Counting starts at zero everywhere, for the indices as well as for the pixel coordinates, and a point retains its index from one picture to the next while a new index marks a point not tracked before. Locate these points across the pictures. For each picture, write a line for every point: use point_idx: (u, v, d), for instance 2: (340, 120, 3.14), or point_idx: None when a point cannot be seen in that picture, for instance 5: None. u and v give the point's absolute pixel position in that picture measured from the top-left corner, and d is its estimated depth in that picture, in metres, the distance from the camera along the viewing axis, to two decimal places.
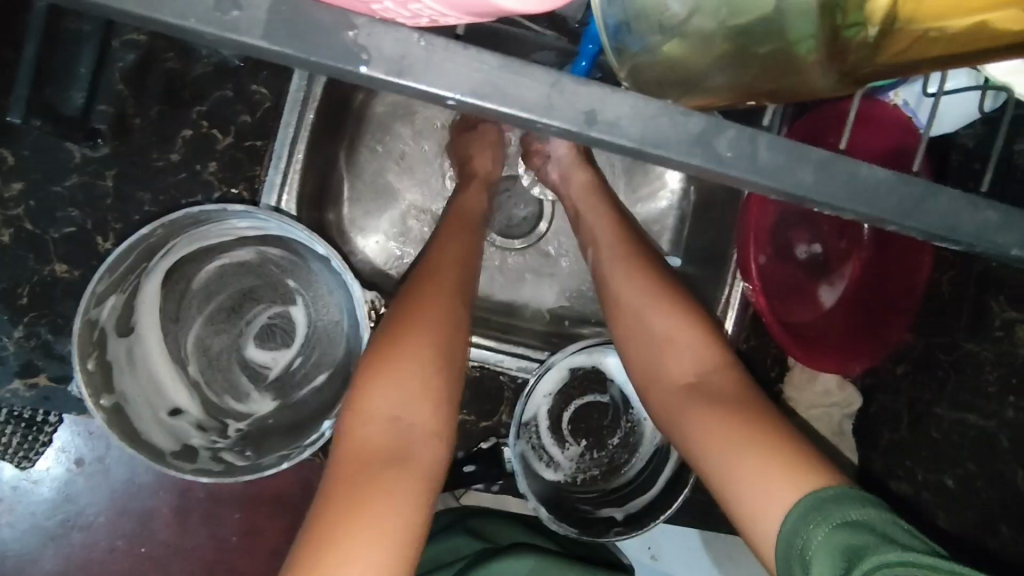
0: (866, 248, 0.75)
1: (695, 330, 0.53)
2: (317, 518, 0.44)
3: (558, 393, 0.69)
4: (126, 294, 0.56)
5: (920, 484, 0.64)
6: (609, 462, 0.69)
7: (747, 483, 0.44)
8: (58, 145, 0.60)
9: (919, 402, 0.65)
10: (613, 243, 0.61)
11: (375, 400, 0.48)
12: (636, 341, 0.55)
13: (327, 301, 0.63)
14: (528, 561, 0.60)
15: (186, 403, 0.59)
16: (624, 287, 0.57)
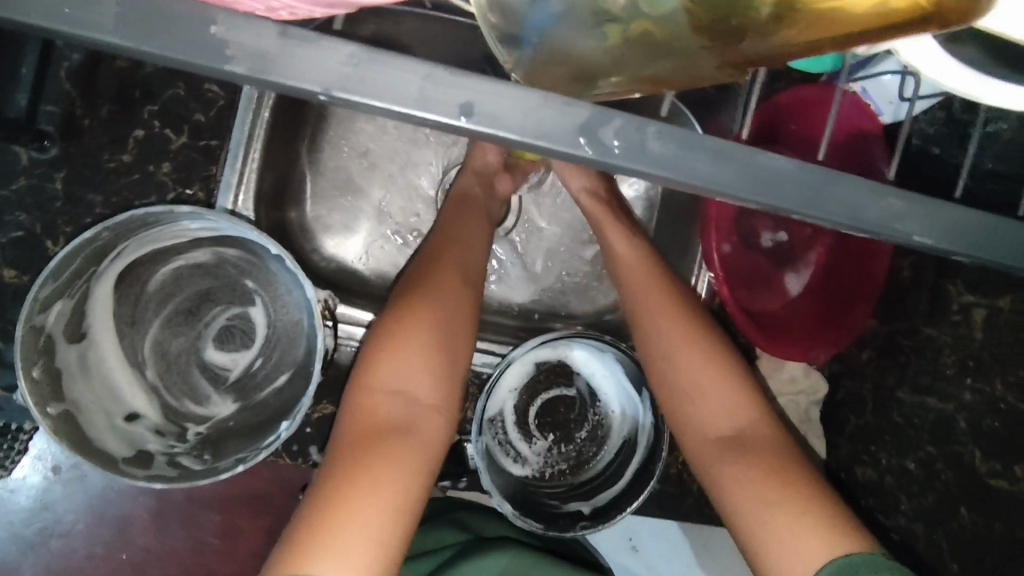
0: (829, 235, 0.75)
1: (721, 361, 0.54)
2: (320, 486, 0.45)
3: (523, 387, 0.69)
4: (74, 299, 0.55)
5: (884, 468, 0.65)
6: (578, 456, 0.69)
7: (779, 541, 0.46)
8: (5, 148, 0.58)
9: (883, 387, 0.66)
10: (643, 277, 0.59)
11: (381, 373, 0.49)
12: (670, 388, 0.56)
13: (287, 301, 0.63)
14: (501, 560, 0.59)
15: (142, 408, 0.59)
16: (658, 328, 0.57)
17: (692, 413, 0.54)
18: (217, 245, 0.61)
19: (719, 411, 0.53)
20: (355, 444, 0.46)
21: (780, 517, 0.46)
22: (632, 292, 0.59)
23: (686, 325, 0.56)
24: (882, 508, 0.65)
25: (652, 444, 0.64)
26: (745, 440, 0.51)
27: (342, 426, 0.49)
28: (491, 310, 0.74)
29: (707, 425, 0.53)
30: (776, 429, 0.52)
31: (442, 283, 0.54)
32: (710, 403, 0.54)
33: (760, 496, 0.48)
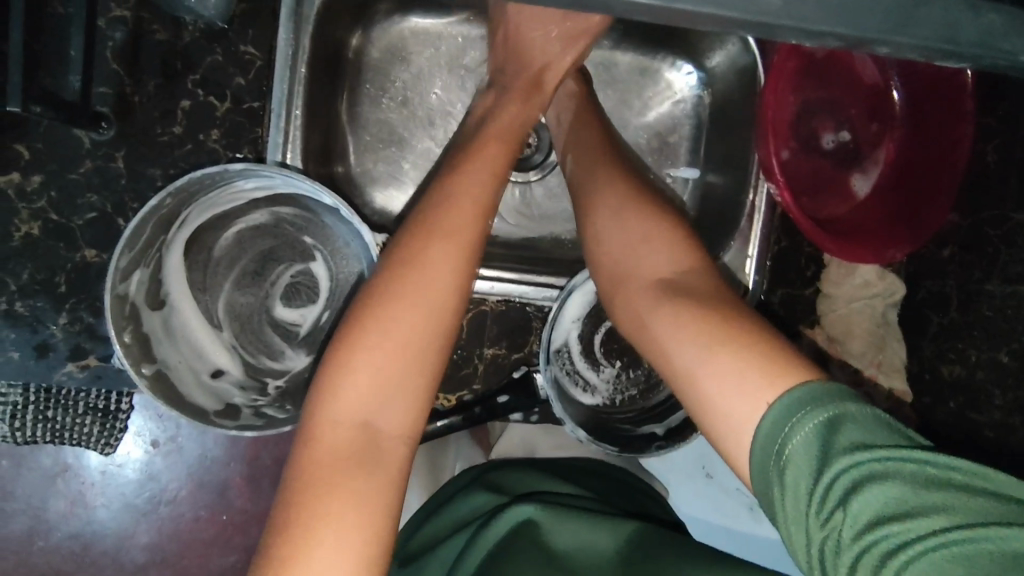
0: (900, 129, 0.71)
1: (667, 226, 0.50)
2: (270, 537, 0.39)
3: (586, 316, 0.68)
4: (151, 269, 0.58)
5: (973, 367, 0.62)
6: (647, 380, 0.69)
7: (720, 380, 0.40)
8: (68, 133, 0.61)
9: (969, 283, 0.63)
10: (592, 155, 0.59)
11: (338, 399, 0.42)
12: (603, 246, 0.52)
13: (344, 253, 0.64)
14: (527, 509, 0.52)
15: (227, 365, 0.62)
16: (606, 221, 0.52)
17: (625, 274, 0.50)
18: (273, 205, 0.63)
19: (656, 255, 0.49)
20: (310, 478, 0.40)
21: (726, 371, 0.40)
22: (582, 169, 0.58)
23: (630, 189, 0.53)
24: (972, 406, 0.62)
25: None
26: (685, 294, 0.46)
27: (294, 459, 0.42)
28: (545, 247, 0.73)
29: (645, 271, 0.49)
30: (715, 278, 0.47)
31: (426, 276, 0.44)
32: (648, 250, 0.49)
33: (695, 329, 0.43)
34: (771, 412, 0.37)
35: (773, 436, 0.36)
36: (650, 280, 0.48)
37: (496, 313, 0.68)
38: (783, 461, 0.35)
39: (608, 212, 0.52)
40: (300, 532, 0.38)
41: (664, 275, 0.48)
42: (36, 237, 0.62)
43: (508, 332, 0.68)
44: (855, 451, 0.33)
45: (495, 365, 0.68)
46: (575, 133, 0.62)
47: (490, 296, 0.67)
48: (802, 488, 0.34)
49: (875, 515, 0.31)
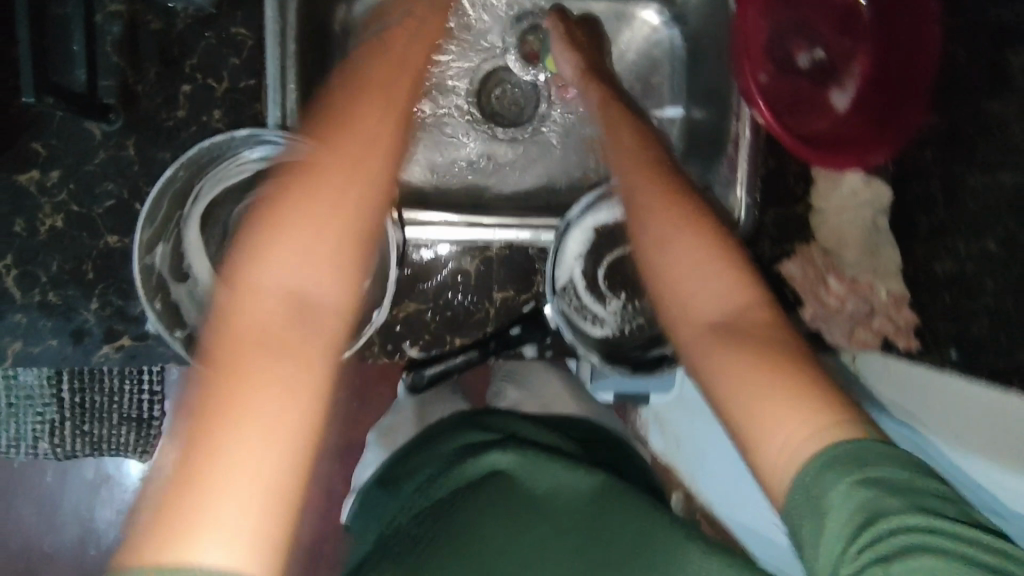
0: (870, 40, 0.73)
1: (714, 247, 0.47)
2: (192, 413, 0.37)
3: (587, 253, 0.72)
4: (172, 242, 0.61)
5: (964, 257, 0.64)
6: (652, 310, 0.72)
7: (778, 424, 0.39)
8: (80, 127, 0.65)
9: (953, 178, 0.65)
10: (636, 162, 0.54)
11: (265, 272, 0.41)
12: (654, 274, 0.49)
13: None
14: (505, 457, 0.55)
15: None
16: (659, 249, 0.48)
17: (675, 305, 0.47)
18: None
19: (710, 292, 0.46)
20: (234, 348, 0.38)
21: (767, 403, 0.40)
22: (627, 183, 0.53)
23: (685, 208, 0.49)
24: (966, 295, 0.64)
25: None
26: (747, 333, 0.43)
27: (215, 337, 0.40)
28: None
29: (696, 306, 0.46)
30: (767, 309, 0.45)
31: (349, 150, 0.45)
32: (703, 280, 0.46)
33: (750, 370, 0.41)
34: (817, 461, 0.36)
35: (815, 474, 0.36)
36: (705, 317, 0.45)
37: (501, 258, 0.72)
38: (820, 503, 0.35)
39: (657, 241, 0.49)
40: (223, 398, 0.37)
41: (712, 310, 0.45)
42: (60, 229, 0.66)
43: (515, 275, 0.72)
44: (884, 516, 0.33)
45: (504, 307, 0.72)
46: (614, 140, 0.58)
47: (494, 243, 0.70)
48: (831, 534, 0.34)
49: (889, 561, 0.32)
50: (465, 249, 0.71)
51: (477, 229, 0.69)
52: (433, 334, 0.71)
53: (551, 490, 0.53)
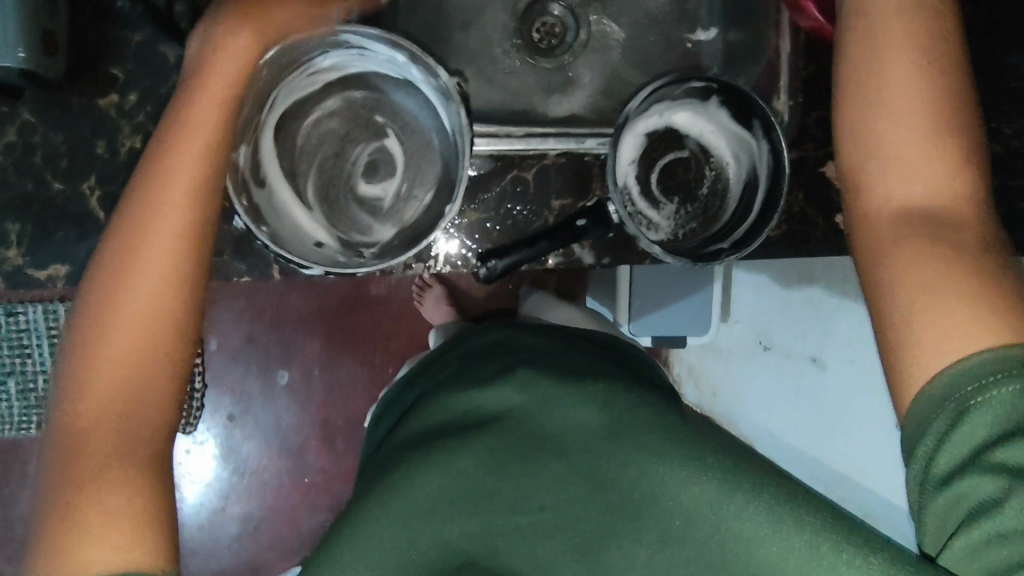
0: None
1: (947, 169, 0.49)
2: (62, 471, 0.48)
3: (639, 159, 0.76)
4: (251, 147, 0.65)
5: (1010, 137, 0.68)
6: (705, 210, 0.76)
7: (927, 340, 0.46)
8: (155, 51, 0.68)
9: (995, 62, 0.69)
10: (898, 51, 0.51)
11: (100, 350, 0.51)
12: (867, 146, 0.52)
13: (415, 126, 0.72)
14: (516, 397, 0.60)
15: (324, 237, 0.68)
16: (891, 122, 0.51)
17: (883, 167, 0.51)
18: (344, 90, 0.71)
19: (907, 193, 0.50)
20: (90, 417, 0.50)
21: (942, 305, 0.46)
22: (876, 59, 0.52)
23: (936, 144, 0.49)
24: (1013, 174, 0.68)
25: (771, 154, 0.69)
26: (941, 207, 0.49)
27: (64, 403, 0.51)
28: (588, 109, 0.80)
29: (894, 208, 0.50)
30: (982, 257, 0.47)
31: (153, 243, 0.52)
32: (927, 197, 0.49)
33: (934, 300, 0.46)
34: (920, 405, 0.46)
35: (958, 383, 0.44)
36: (900, 224, 0.50)
37: (556, 166, 0.74)
38: (955, 412, 0.44)
39: (889, 155, 0.51)
40: (77, 462, 0.48)
41: (928, 259, 0.48)
42: (139, 149, 0.68)
43: (570, 181, 0.74)
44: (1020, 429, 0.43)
45: (564, 215, 0.74)
46: (876, 35, 0.52)
47: (550, 151, 0.73)
48: (953, 433, 0.45)
49: (1002, 469, 0.43)
50: (521, 158, 0.73)
51: (535, 138, 0.73)
52: (493, 243, 0.74)
53: (546, 432, 0.58)
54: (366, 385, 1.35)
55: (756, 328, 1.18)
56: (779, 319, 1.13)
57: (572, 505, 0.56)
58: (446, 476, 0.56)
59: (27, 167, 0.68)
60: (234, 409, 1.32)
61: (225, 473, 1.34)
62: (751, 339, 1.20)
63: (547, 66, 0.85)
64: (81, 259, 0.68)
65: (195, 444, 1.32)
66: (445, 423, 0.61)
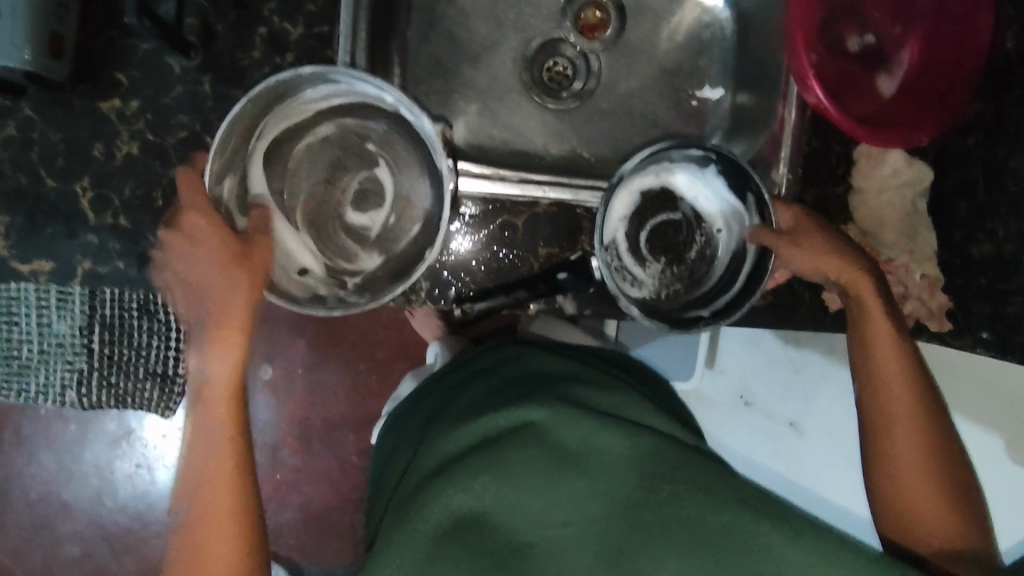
0: (924, 26, 0.73)
1: (935, 487, 0.62)
2: None
3: (631, 216, 0.76)
4: (236, 175, 0.66)
5: (1000, 240, 0.67)
6: (691, 273, 0.76)
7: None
8: (161, 61, 0.68)
9: (993, 163, 0.69)
10: (908, 417, 0.63)
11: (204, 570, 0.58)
12: (888, 497, 0.63)
13: (405, 158, 0.73)
14: (544, 414, 0.67)
15: (310, 264, 0.69)
16: (906, 468, 0.62)
17: (891, 469, 0.63)
18: (337, 117, 0.72)
19: (927, 517, 0.61)
20: None
21: (933, 540, 0.61)
22: (889, 407, 0.64)
23: (932, 486, 0.62)
24: (1001, 277, 0.68)
25: (761, 227, 0.69)
26: (947, 522, 0.61)
27: None
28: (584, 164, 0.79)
29: (928, 528, 0.61)
30: (969, 515, 0.62)
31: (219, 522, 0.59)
32: (926, 507, 0.61)
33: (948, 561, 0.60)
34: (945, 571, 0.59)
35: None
36: (930, 541, 0.61)
37: (547, 216, 0.74)
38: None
39: (912, 498, 0.62)
40: None
41: (942, 542, 0.60)
42: (135, 156, 0.69)
43: (558, 231, 0.74)
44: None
45: (550, 264, 0.74)
46: (879, 377, 0.65)
47: (543, 200, 0.73)
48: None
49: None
50: (514, 205, 0.74)
51: (528, 184, 0.72)
52: (478, 284, 0.73)
53: (567, 446, 0.64)
54: (347, 391, 1.34)
55: (738, 382, 1.12)
56: (766, 379, 1.09)
57: (600, 522, 0.60)
58: (483, 480, 0.61)
59: (23, 162, 0.68)
60: None
61: None
62: (730, 393, 1.13)
63: (554, 108, 0.86)
64: (67, 256, 0.69)
65: (173, 429, 1.32)
66: (468, 434, 0.68)
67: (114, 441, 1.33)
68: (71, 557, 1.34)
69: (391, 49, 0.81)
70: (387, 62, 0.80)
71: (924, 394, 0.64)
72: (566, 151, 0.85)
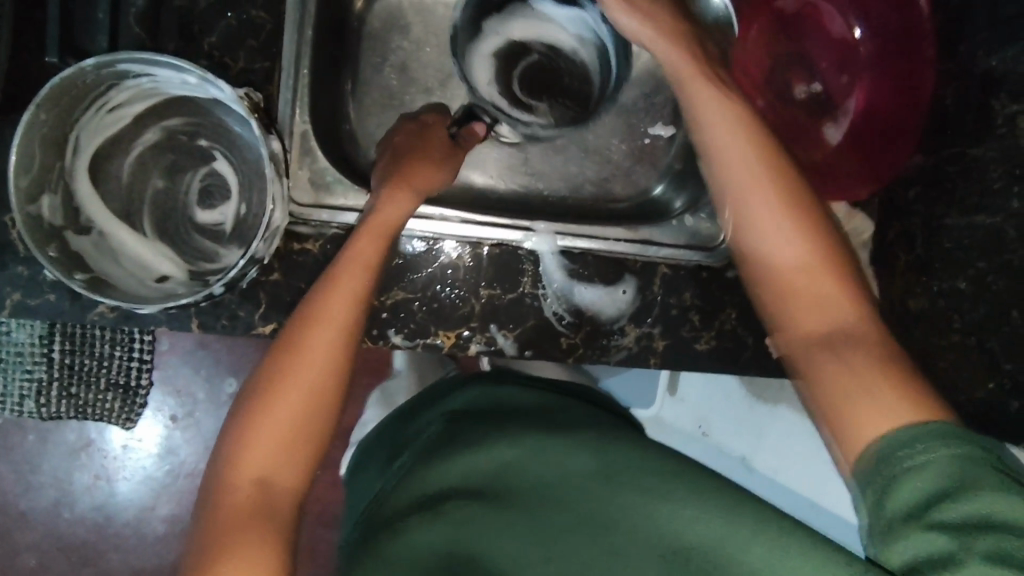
0: (869, 75, 0.73)
1: (813, 262, 0.53)
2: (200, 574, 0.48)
3: (496, 77, 0.86)
4: (59, 195, 0.62)
5: (937, 295, 0.68)
6: (574, 90, 0.88)
7: (844, 389, 0.50)
8: None
9: (932, 217, 0.69)
10: (782, 228, 0.55)
11: (253, 457, 0.53)
12: (773, 302, 0.56)
13: (240, 144, 0.69)
14: (513, 450, 0.66)
15: (169, 271, 0.66)
16: (777, 264, 0.55)
17: (786, 312, 0.55)
18: (160, 120, 0.68)
19: (807, 309, 0.53)
20: (222, 531, 0.50)
21: (847, 370, 0.50)
22: (763, 239, 0.56)
23: (822, 286, 0.53)
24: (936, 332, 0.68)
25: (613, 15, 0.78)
26: (836, 307, 0.52)
27: (204, 533, 0.50)
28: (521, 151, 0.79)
29: (798, 320, 0.54)
30: (872, 310, 0.52)
31: (287, 402, 0.54)
32: (802, 301, 0.54)
33: (848, 382, 0.50)
34: (899, 431, 0.47)
35: (895, 452, 0.46)
36: (805, 330, 0.53)
37: (491, 256, 0.74)
38: (893, 474, 0.46)
39: (792, 323, 0.54)
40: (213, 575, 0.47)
41: (830, 325, 0.52)
42: None
43: (501, 272, 0.74)
44: (962, 489, 0.43)
45: (491, 305, 0.73)
46: (750, 216, 0.57)
47: (485, 241, 0.74)
48: (907, 477, 0.45)
49: (952, 525, 0.43)
50: (456, 244, 0.73)
51: (470, 225, 0.73)
52: (417, 325, 0.72)
53: (534, 475, 0.63)
54: None
55: (696, 413, 1.15)
56: (722, 408, 1.10)
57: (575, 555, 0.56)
58: (452, 527, 0.59)
59: None
60: (176, 411, 1.31)
61: (158, 473, 1.31)
62: (690, 424, 1.17)
63: (507, 142, 0.85)
64: None
65: (134, 440, 1.31)
66: (455, 474, 0.65)
67: (73, 450, 1.30)
68: (26, 568, 1.30)
69: (340, 80, 0.80)
70: (337, 92, 0.79)
71: (811, 225, 0.55)
72: (522, 186, 0.85)
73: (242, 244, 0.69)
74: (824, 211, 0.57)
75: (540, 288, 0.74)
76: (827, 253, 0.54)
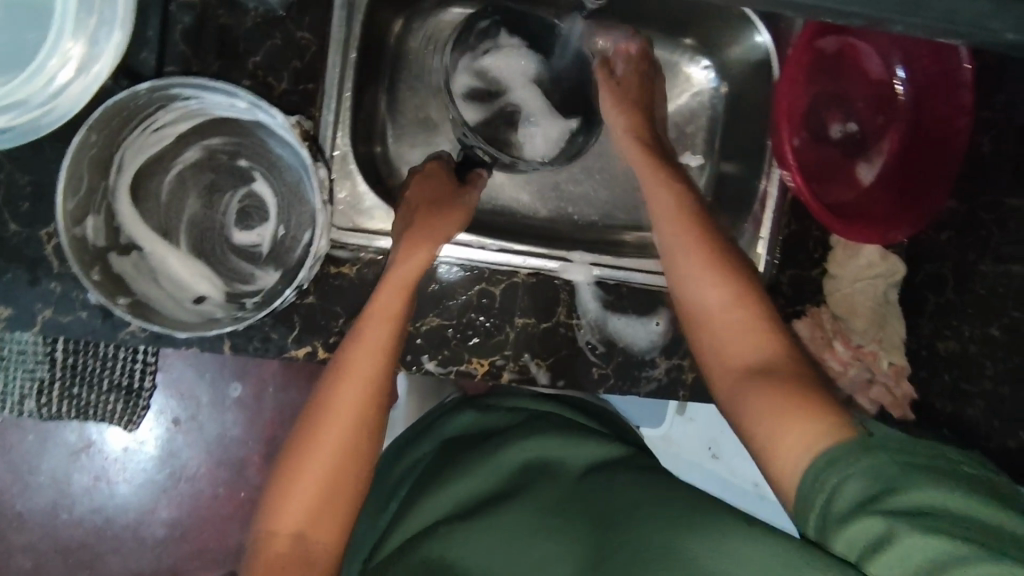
0: (906, 120, 0.75)
1: (738, 298, 0.54)
2: None
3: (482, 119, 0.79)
4: (101, 215, 0.61)
5: (968, 339, 0.69)
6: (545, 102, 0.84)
7: (765, 421, 0.47)
8: None
9: (964, 263, 0.70)
10: (696, 249, 0.58)
11: (283, 519, 0.52)
12: (699, 327, 0.56)
13: (281, 167, 0.69)
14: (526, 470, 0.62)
15: (207, 291, 0.66)
16: (703, 288, 0.56)
17: (716, 345, 0.54)
18: (202, 139, 0.67)
19: (738, 345, 0.53)
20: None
21: (771, 397, 0.47)
22: (677, 247, 0.60)
23: (735, 310, 0.54)
24: (966, 376, 0.69)
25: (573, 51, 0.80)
26: (761, 346, 0.52)
27: None
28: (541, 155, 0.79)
29: (730, 361, 0.53)
30: (800, 361, 0.50)
31: (314, 465, 0.53)
32: (730, 340, 0.53)
33: (772, 405, 0.47)
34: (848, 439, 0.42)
35: (837, 449, 0.42)
36: (740, 365, 0.52)
37: (526, 285, 0.74)
38: (836, 471, 0.41)
39: (718, 348, 0.54)
40: None
41: (755, 361, 0.51)
42: None
43: (536, 301, 0.74)
44: (907, 479, 0.39)
45: (524, 334, 0.73)
46: (673, 231, 0.61)
47: (521, 269, 0.74)
48: (851, 471, 0.41)
49: (893, 512, 0.38)
50: (492, 272, 0.74)
51: (507, 253, 0.73)
52: (450, 352, 0.72)
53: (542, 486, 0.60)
54: None
55: (707, 435, 1.15)
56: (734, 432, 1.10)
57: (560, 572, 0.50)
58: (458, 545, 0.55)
59: None
60: (180, 414, 1.29)
61: (159, 476, 1.29)
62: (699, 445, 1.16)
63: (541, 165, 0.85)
64: (27, 303, 0.65)
65: (135, 442, 1.29)
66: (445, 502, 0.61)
67: (73, 452, 1.27)
68: (21, 570, 1.28)
69: (377, 101, 0.79)
70: (374, 112, 0.79)
71: (725, 257, 0.57)
72: (552, 211, 0.85)
73: (279, 266, 0.69)
74: (755, 279, 0.57)
75: (575, 317, 0.74)
76: (747, 305, 0.54)
